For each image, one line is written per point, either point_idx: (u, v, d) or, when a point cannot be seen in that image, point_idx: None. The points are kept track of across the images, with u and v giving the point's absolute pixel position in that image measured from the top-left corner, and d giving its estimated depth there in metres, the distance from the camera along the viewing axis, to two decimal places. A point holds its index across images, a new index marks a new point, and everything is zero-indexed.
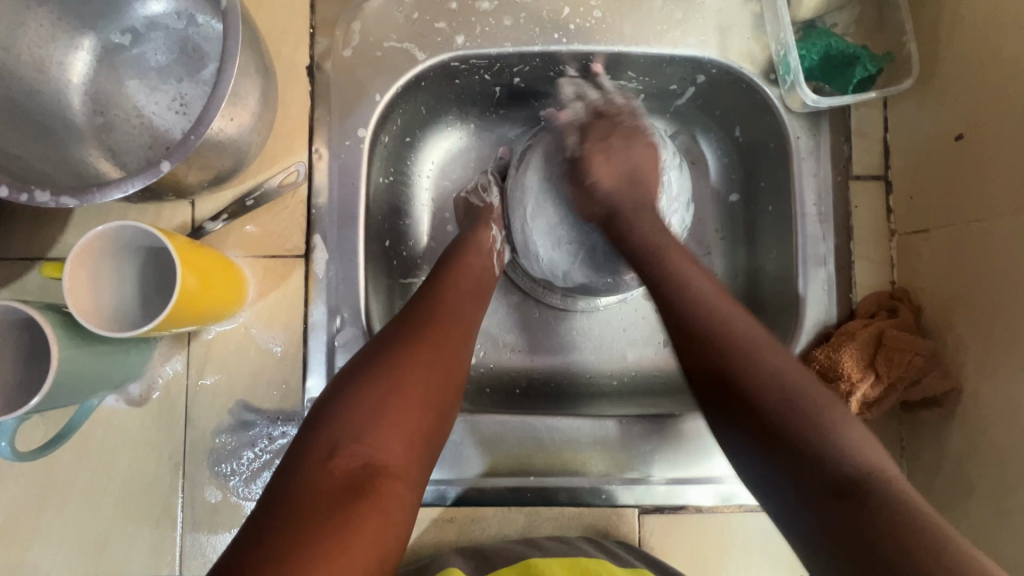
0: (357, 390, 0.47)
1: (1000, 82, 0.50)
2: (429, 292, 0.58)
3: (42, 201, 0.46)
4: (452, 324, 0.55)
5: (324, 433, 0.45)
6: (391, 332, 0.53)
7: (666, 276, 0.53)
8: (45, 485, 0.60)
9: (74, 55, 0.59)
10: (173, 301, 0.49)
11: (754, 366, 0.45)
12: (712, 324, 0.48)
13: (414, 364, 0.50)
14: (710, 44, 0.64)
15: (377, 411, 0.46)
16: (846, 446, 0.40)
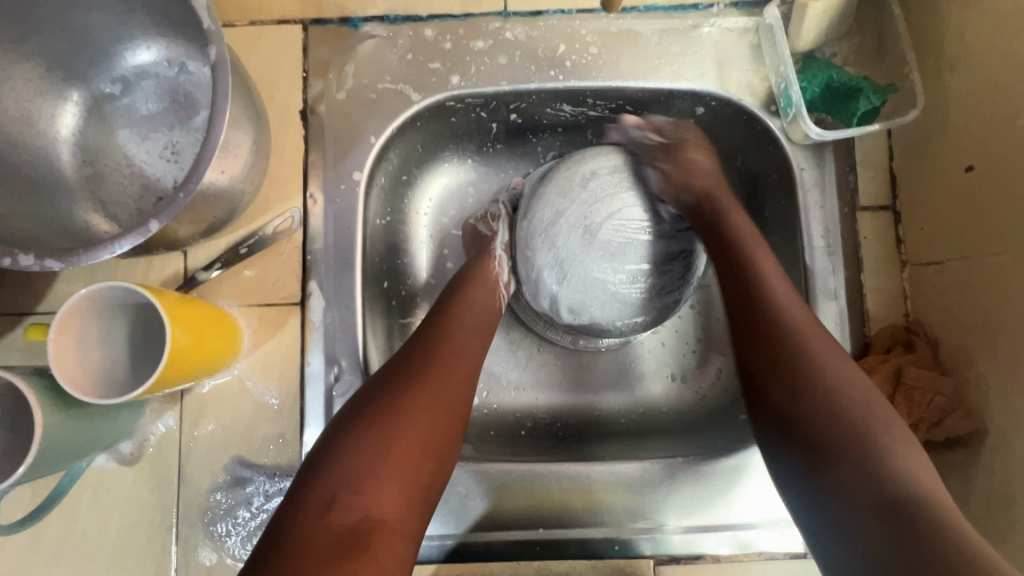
0: (355, 437, 0.45)
1: (1010, 114, 0.48)
2: (429, 328, 0.55)
3: (26, 264, 0.45)
4: (454, 363, 0.53)
5: (320, 483, 0.43)
6: (392, 372, 0.50)
7: (760, 320, 0.49)
8: (32, 552, 0.57)
9: (63, 106, 0.58)
10: (166, 360, 0.48)
11: (816, 376, 0.45)
12: (794, 337, 0.47)
13: (413, 408, 0.47)
14: (708, 77, 0.63)
15: (375, 459, 0.44)
16: (908, 471, 0.39)
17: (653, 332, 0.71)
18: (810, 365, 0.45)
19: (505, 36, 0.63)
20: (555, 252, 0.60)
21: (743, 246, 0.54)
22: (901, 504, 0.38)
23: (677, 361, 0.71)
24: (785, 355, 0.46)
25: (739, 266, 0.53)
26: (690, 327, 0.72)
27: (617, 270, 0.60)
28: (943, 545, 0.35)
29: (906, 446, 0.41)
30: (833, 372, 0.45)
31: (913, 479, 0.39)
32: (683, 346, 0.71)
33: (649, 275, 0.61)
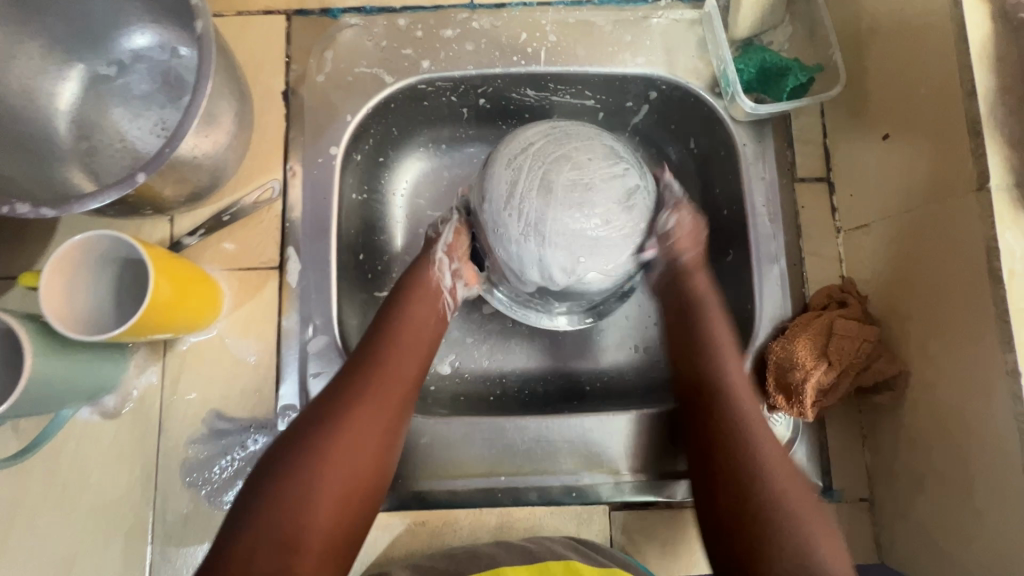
0: (286, 466, 0.49)
1: (913, 82, 0.53)
2: (363, 353, 0.57)
3: (23, 212, 0.49)
4: (385, 391, 0.55)
5: (245, 527, 0.46)
6: (322, 405, 0.53)
7: (712, 379, 0.57)
8: (15, 501, 0.60)
9: (62, 85, 0.63)
10: (144, 309, 0.51)
11: (736, 430, 0.53)
12: (721, 395, 0.55)
13: (338, 444, 0.51)
14: (658, 63, 0.69)
15: (297, 498, 0.48)
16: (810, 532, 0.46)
17: None
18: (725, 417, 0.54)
19: (471, 25, 0.69)
20: (525, 221, 0.56)
21: (687, 301, 0.62)
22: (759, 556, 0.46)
23: (639, 333, 0.75)
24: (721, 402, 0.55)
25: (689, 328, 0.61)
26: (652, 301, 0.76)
27: (588, 216, 0.56)
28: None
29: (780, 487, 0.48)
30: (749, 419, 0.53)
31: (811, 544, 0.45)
32: (645, 320, 0.75)
33: (623, 216, 0.57)
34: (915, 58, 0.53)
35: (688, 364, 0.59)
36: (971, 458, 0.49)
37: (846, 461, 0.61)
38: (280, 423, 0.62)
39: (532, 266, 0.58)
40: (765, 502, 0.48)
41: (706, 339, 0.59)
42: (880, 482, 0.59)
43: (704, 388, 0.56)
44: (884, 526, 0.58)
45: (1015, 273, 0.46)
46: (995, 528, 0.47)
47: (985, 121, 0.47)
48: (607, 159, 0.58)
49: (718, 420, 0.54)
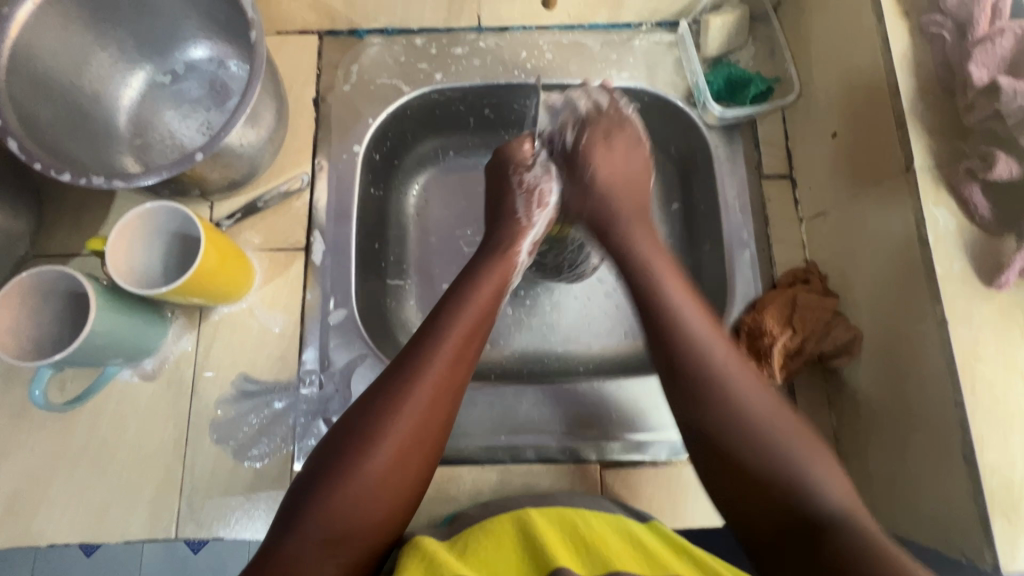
0: (358, 429, 0.49)
1: (854, 86, 0.63)
2: (431, 326, 0.55)
3: (97, 183, 0.56)
4: (451, 362, 0.53)
5: (319, 499, 0.46)
6: (386, 379, 0.51)
7: (685, 358, 0.54)
8: (57, 453, 0.65)
9: (124, 89, 0.72)
10: (183, 280, 0.58)
11: (716, 400, 0.51)
12: (705, 359, 0.53)
13: (399, 421, 0.49)
14: (640, 77, 0.79)
15: (376, 464, 0.47)
16: (827, 495, 0.46)
17: (607, 296, 0.84)
18: (711, 381, 0.52)
19: (478, 45, 0.80)
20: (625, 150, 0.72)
21: (630, 224, 0.64)
22: (816, 532, 0.44)
23: (630, 319, 0.83)
24: (699, 384, 0.52)
25: (653, 312, 0.57)
26: None
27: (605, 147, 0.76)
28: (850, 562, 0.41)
29: (812, 453, 0.48)
30: (735, 391, 0.52)
31: (836, 504, 0.46)
32: (634, 308, 0.83)
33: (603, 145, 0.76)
34: (856, 67, 0.63)
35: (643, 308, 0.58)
36: (912, 403, 0.56)
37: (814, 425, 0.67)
38: (301, 385, 0.68)
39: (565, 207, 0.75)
40: (762, 456, 0.49)
41: (647, 286, 0.59)
42: (845, 442, 0.65)
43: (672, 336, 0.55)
44: None
45: (940, 238, 0.54)
46: (934, 462, 0.53)
47: (908, 114, 0.56)
48: None
49: (706, 391, 0.52)
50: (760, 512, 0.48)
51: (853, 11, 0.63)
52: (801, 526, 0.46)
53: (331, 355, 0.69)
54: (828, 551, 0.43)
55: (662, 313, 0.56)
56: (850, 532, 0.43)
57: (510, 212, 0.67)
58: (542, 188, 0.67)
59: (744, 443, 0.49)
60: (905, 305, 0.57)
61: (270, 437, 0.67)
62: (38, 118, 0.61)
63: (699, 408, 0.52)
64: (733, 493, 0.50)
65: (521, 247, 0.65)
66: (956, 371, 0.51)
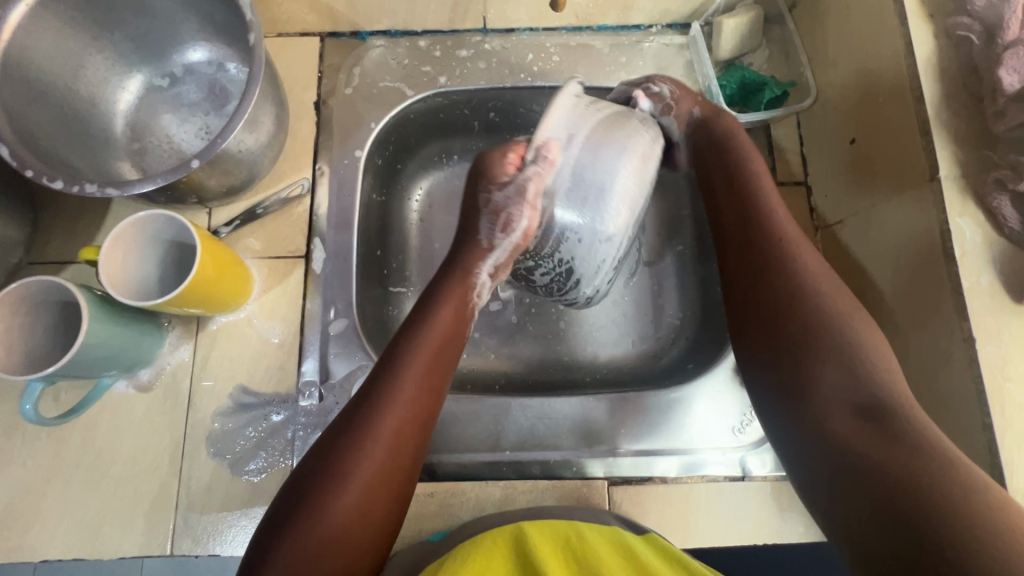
0: (327, 456, 0.48)
1: (874, 91, 0.61)
2: (392, 355, 0.55)
3: (91, 191, 0.54)
4: (417, 391, 0.53)
5: (292, 528, 0.45)
6: (352, 412, 0.51)
7: (761, 227, 0.58)
8: (51, 467, 0.64)
9: (121, 93, 0.71)
10: (178, 291, 0.56)
11: (795, 285, 0.52)
12: (801, 263, 0.54)
13: (370, 453, 0.48)
14: (650, 81, 0.77)
15: (346, 488, 0.47)
16: (884, 387, 0.45)
17: (615, 303, 0.81)
18: (792, 270, 0.54)
19: (484, 47, 0.78)
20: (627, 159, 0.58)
21: (731, 143, 0.64)
22: (877, 415, 0.43)
23: (638, 328, 0.81)
24: (775, 258, 0.55)
25: (741, 197, 0.61)
26: (648, 298, 0.82)
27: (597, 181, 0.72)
28: (914, 452, 0.40)
29: (877, 353, 0.47)
30: (819, 283, 0.52)
31: (891, 390, 0.45)
32: (643, 316, 0.81)
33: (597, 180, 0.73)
34: (877, 71, 0.60)
35: (732, 196, 0.61)
36: (936, 423, 0.53)
37: None
38: (301, 397, 0.67)
39: (607, 176, 0.56)
40: (830, 347, 0.48)
41: (750, 181, 0.62)
42: None
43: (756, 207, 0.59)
44: None
45: (966, 251, 0.51)
46: None
47: (933, 121, 0.54)
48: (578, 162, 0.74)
49: (783, 274, 0.54)
50: (824, 407, 0.46)
51: (873, 13, 0.61)
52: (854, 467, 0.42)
53: (332, 366, 0.68)
54: (891, 434, 0.41)
55: (758, 207, 0.59)
56: (904, 424, 0.42)
57: (470, 233, 0.63)
58: (507, 215, 0.59)
59: (811, 347, 0.49)
60: (929, 320, 0.54)
61: (268, 451, 0.65)
62: (31, 123, 0.59)
63: (779, 290, 0.53)
64: (790, 404, 0.48)
65: (481, 269, 0.62)
66: (984, 391, 0.49)
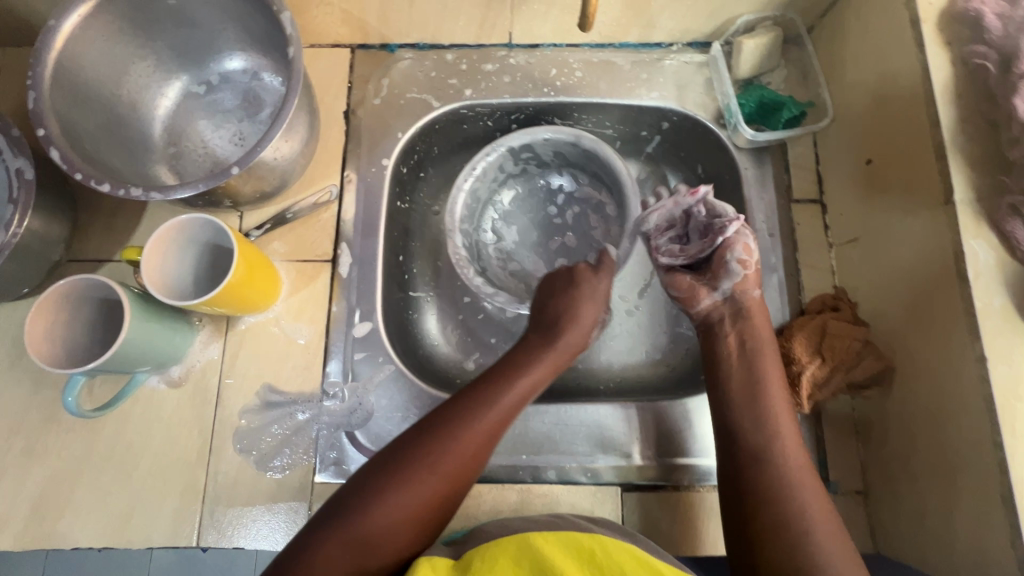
0: (436, 425, 0.58)
1: (889, 115, 0.63)
2: (484, 393, 0.61)
3: (136, 194, 0.57)
4: (502, 417, 0.60)
5: (391, 473, 0.54)
6: (436, 424, 0.58)
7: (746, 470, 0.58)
8: (84, 457, 0.66)
9: (160, 99, 0.74)
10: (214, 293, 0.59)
11: (769, 492, 0.56)
12: (770, 447, 0.59)
13: (438, 469, 0.55)
14: (670, 97, 0.79)
15: (444, 455, 0.56)
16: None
17: (629, 313, 0.83)
18: (788, 488, 0.56)
19: (508, 61, 0.80)
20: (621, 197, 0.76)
21: (746, 318, 0.65)
22: None
23: (651, 338, 0.82)
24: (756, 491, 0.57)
25: (746, 422, 0.61)
26: (662, 309, 0.83)
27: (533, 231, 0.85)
28: None
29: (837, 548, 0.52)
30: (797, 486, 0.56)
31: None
32: (656, 327, 0.83)
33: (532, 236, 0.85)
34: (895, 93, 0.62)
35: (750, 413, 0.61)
36: (946, 439, 0.55)
37: (841, 454, 0.66)
38: (325, 398, 0.69)
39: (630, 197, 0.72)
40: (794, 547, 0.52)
41: (765, 412, 0.61)
42: (873, 474, 0.64)
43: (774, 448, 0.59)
44: (878, 513, 0.63)
45: (979, 273, 0.53)
46: (971, 502, 0.52)
47: (948, 146, 0.55)
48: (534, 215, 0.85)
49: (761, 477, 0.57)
50: None
51: (891, 40, 0.62)
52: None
53: (355, 368, 0.70)
54: None
55: (766, 430, 0.60)
56: None
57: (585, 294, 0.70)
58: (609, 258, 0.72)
59: (783, 546, 0.53)
60: (941, 339, 0.56)
61: (292, 449, 0.67)
62: (79, 128, 0.62)
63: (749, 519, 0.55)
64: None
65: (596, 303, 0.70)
66: (995, 411, 0.50)
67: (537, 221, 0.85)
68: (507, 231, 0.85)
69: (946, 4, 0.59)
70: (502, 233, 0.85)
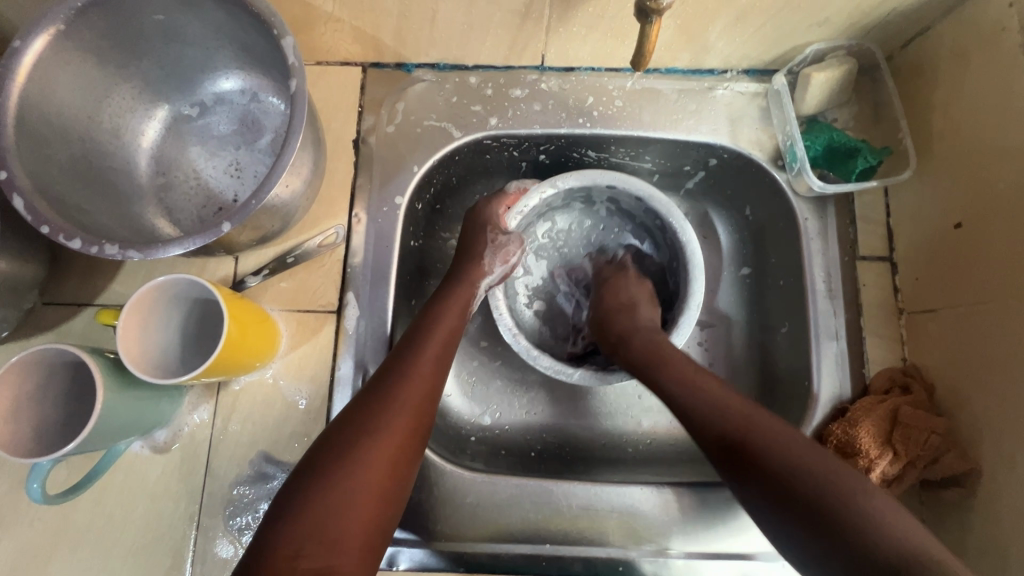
0: (378, 379, 0.52)
1: (994, 179, 0.54)
2: (402, 352, 0.54)
3: (111, 252, 0.49)
4: (440, 349, 0.56)
5: (338, 434, 0.47)
6: (379, 379, 0.52)
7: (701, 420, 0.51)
8: (59, 529, 0.60)
9: (147, 123, 0.65)
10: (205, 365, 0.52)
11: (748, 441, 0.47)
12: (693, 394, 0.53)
13: (374, 436, 0.47)
14: (722, 132, 0.69)
15: (390, 401, 0.50)
16: (879, 514, 0.41)
17: None
18: (738, 416, 0.49)
19: (540, 86, 0.71)
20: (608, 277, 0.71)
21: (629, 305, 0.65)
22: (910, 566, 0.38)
23: None
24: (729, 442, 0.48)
25: (662, 376, 0.56)
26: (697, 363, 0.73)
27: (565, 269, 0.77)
28: None
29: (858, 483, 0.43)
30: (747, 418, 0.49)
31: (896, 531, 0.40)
32: None
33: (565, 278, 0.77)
34: (1005, 152, 0.53)
35: (670, 372, 0.56)
36: None
37: None
38: None
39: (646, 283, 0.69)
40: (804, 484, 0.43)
41: (681, 367, 0.56)
42: None
43: (703, 401, 0.52)
44: None
45: None
46: None
47: None
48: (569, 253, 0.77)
49: (725, 425, 0.49)
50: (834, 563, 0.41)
51: (1002, 87, 0.54)
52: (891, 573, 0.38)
53: None
54: None
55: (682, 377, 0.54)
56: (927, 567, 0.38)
57: (474, 258, 0.65)
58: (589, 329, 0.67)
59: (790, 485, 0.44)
60: None
61: None
62: (48, 166, 0.54)
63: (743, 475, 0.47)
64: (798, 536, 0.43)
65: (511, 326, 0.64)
66: None
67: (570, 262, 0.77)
68: (537, 266, 0.77)
69: None
70: (532, 269, 0.76)
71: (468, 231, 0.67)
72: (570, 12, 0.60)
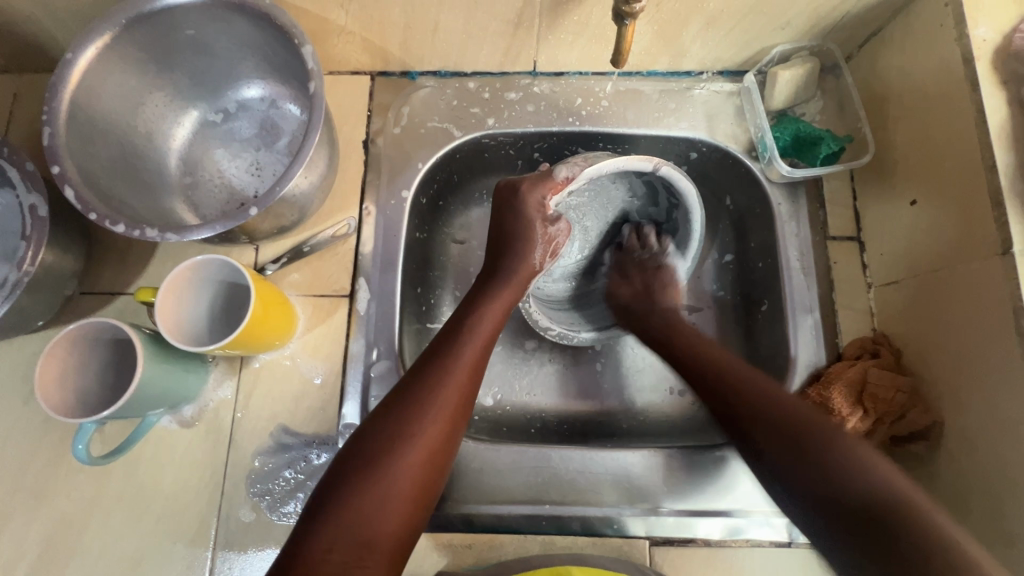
0: (414, 379, 0.55)
1: (939, 158, 0.60)
2: (440, 353, 0.57)
3: (151, 236, 0.55)
4: (477, 353, 0.58)
5: (378, 435, 0.51)
6: (415, 379, 0.55)
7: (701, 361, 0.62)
8: (94, 498, 0.64)
9: (177, 127, 0.72)
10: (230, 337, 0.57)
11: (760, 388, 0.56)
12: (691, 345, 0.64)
13: (413, 439, 0.51)
14: (700, 128, 0.75)
15: (427, 404, 0.53)
16: (871, 465, 0.46)
17: None
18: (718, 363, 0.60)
19: (533, 90, 0.77)
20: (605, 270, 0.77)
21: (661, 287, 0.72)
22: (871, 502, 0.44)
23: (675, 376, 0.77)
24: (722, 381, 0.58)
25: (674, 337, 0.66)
26: None
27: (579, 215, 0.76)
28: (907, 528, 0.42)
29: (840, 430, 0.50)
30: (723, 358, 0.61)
31: (877, 478, 0.45)
32: None
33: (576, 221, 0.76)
34: (948, 134, 0.59)
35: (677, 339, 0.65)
36: (1005, 504, 0.52)
37: None
38: (341, 439, 0.66)
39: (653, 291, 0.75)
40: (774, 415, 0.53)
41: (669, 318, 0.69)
42: None
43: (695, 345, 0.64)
44: None
45: None
46: None
47: (1006, 194, 0.53)
48: (587, 196, 0.75)
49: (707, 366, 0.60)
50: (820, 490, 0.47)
51: (942, 76, 0.60)
52: (858, 506, 0.45)
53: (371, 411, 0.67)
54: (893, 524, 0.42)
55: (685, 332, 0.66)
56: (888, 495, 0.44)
57: (523, 256, 0.66)
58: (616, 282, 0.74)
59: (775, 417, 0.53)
60: (997, 398, 0.53)
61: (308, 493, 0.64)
62: (93, 162, 0.60)
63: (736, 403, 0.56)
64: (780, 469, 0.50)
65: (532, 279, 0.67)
66: None
67: (575, 208, 0.76)
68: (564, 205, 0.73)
69: (1001, 41, 0.56)
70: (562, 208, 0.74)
71: (519, 217, 0.65)
72: (557, 20, 0.67)
